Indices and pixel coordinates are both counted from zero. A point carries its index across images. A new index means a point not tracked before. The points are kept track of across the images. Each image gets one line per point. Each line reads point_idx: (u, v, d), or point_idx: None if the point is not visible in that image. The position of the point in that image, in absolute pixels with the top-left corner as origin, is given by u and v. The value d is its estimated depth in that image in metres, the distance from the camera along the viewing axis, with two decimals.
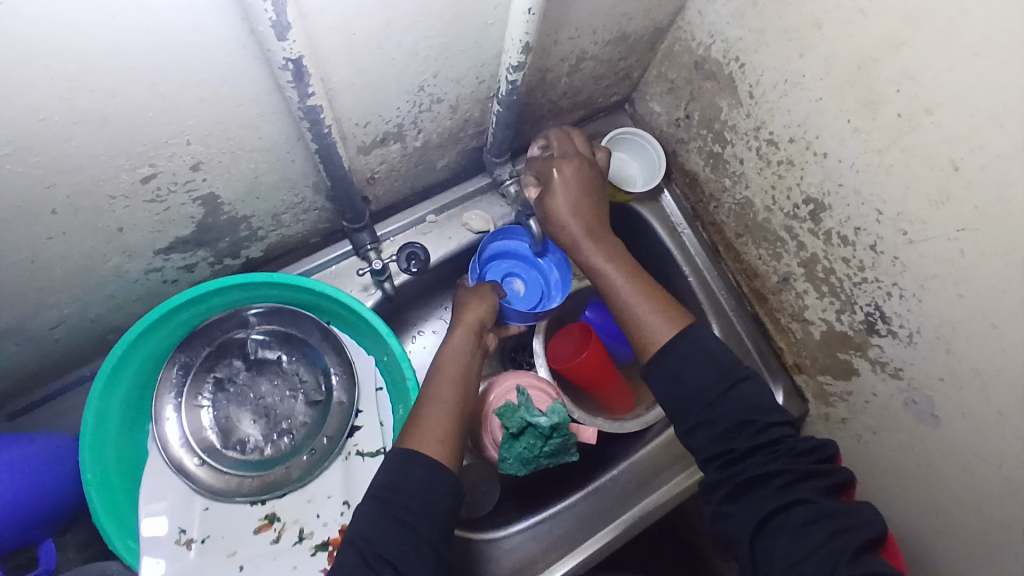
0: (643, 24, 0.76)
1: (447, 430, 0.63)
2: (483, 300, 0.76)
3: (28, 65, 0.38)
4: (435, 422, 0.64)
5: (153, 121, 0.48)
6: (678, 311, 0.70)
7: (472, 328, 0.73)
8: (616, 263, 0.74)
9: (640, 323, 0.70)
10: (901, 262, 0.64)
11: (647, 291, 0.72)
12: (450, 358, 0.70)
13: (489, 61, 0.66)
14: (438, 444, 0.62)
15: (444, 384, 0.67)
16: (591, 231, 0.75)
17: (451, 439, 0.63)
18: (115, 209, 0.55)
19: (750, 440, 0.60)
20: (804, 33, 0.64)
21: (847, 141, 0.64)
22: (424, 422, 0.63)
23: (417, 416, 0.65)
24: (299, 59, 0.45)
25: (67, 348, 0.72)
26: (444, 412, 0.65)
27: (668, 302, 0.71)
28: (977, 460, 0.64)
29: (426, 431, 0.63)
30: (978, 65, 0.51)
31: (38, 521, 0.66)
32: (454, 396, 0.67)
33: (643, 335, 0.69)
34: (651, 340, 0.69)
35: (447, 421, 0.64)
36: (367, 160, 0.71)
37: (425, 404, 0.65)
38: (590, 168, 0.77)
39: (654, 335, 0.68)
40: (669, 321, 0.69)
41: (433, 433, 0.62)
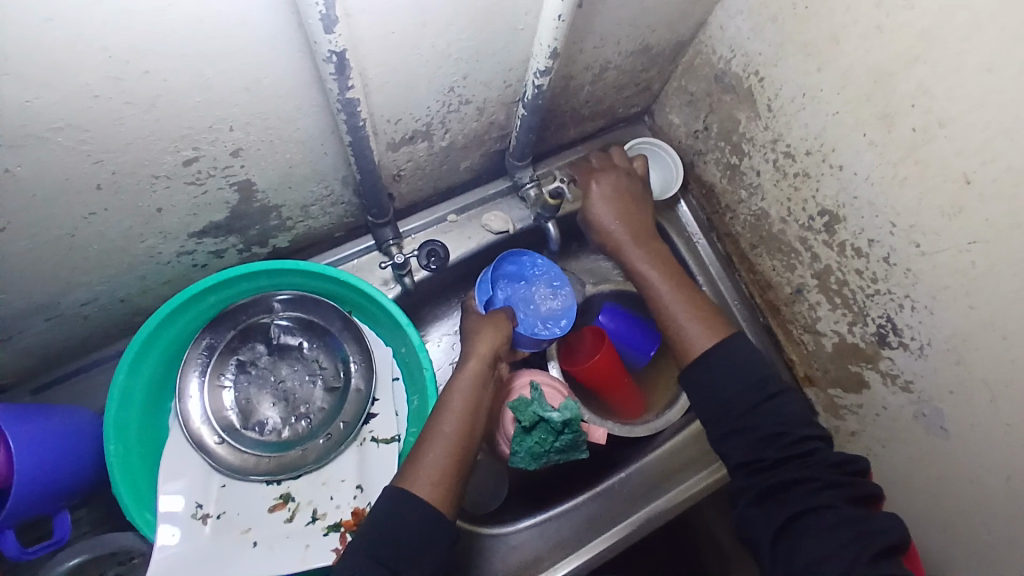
0: (665, 36, 0.78)
1: (446, 470, 0.62)
2: (499, 329, 0.74)
3: (85, 43, 0.40)
4: (434, 458, 0.63)
5: (198, 107, 0.51)
6: (720, 321, 0.73)
7: (485, 360, 0.71)
8: (661, 271, 0.78)
9: (678, 321, 0.74)
10: (913, 274, 0.65)
11: (692, 298, 0.76)
12: (460, 389, 0.68)
13: (517, 66, 0.69)
14: (432, 485, 0.61)
15: (448, 418, 0.66)
16: (637, 240, 0.81)
17: (450, 479, 0.62)
18: (156, 190, 0.58)
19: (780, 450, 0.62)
20: (822, 48, 0.66)
21: (863, 153, 0.66)
22: (423, 459, 0.63)
23: (419, 450, 0.64)
24: (342, 53, 0.48)
25: (95, 326, 0.74)
26: (444, 450, 0.64)
27: (704, 302, 0.75)
28: (989, 475, 0.64)
29: (423, 470, 0.62)
30: (991, 81, 0.52)
31: (55, 492, 0.66)
32: (457, 431, 0.65)
33: (682, 327, 0.73)
34: (689, 332, 0.72)
35: (448, 458, 0.63)
36: (394, 156, 0.73)
37: (428, 439, 0.65)
38: (628, 180, 0.86)
39: (690, 333, 0.72)
40: (709, 330, 0.72)
41: (430, 473, 0.62)
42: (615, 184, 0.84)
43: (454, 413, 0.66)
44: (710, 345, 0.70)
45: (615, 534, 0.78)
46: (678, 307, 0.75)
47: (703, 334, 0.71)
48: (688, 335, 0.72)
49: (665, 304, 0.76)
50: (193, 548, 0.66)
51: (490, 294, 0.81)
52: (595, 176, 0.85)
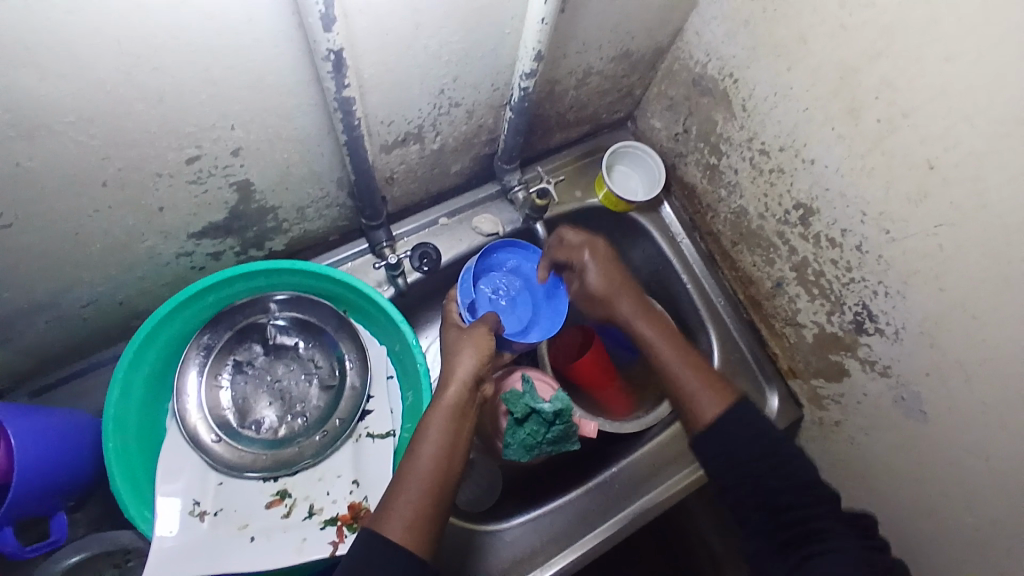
0: (645, 43, 0.83)
1: (420, 510, 0.59)
2: (477, 348, 0.69)
3: (101, 37, 0.43)
4: (407, 497, 0.59)
5: (203, 104, 0.53)
6: (723, 384, 0.69)
7: (465, 386, 0.66)
8: (666, 338, 0.75)
9: (687, 388, 0.70)
10: (885, 260, 0.69)
11: (698, 366, 0.71)
12: (435, 418, 0.64)
13: (504, 70, 0.72)
14: (406, 527, 0.57)
15: (423, 454, 0.62)
16: (641, 309, 0.78)
17: (424, 520, 0.58)
18: (158, 187, 0.60)
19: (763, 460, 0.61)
20: (791, 48, 0.70)
21: (832, 147, 0.70)
22: (395, 500, 0.59)
23: (393, 488, 0.61)
24: (340, 51, 0.50)
25: (93, 329, 0.75)
26: (418, 488, 0.60)
27: (708, 367, 0.71)
28: (968, 454, 0.66)
29: (396, 510, 0.58)
30: (948, 69, 0.56)
31: (53, 489, 0.67)
32: (433, 466, 0.61)
33: (689, 397, 0.69)
34: (700, 399, 0.68)
35: (422, 497, 0.59)
36: (388, 158, 0.76)
37: (403, 476, 0.61)
38: (615, 249, 0.83)
39: (702, 401, 0.68)
40: (716, 397, 0.67)
41: (402, 514, 0.58)
42: (608, 252, 0.81)
43: (429, 447, 0.62)
44: (722, 416, 0.66)
45: (610, 526, 0.80)
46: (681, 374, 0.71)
47: (714, 403, 0.67)
48: (696, 408, 0.68)
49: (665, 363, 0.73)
50: (190, 543, 0.67)
51: (472, 298, 0.81)
52: (588, 247, 0.80)
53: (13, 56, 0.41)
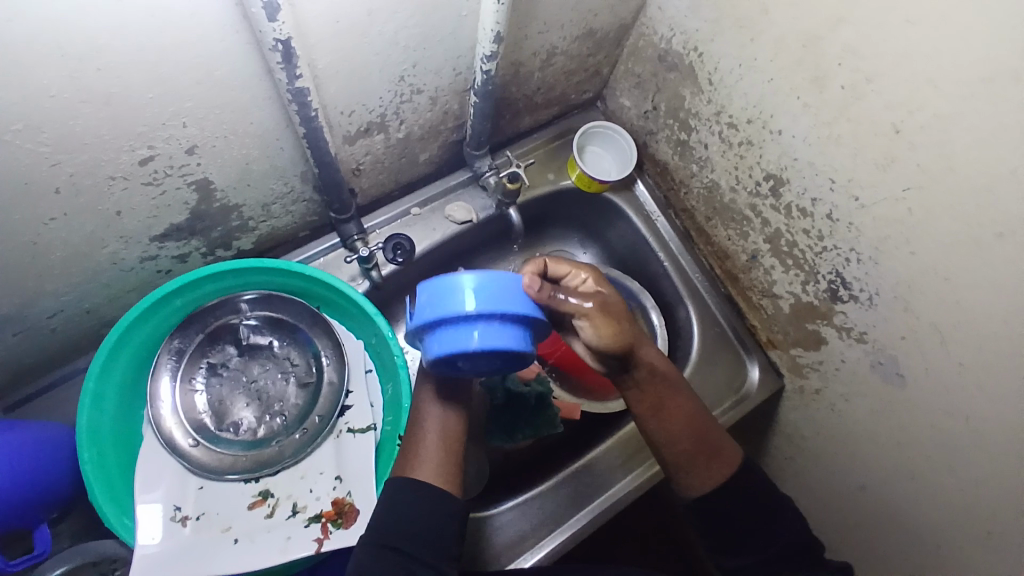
0: (609, 20, 0.82)
1: (443, 456, 0.62)
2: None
3: (38, 41, 0.41)
4: (428, 446, 0.62)
5: (153, 103, 0.52)
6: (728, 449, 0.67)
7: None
8: (672, 400, 0.69)
9: (690, 455, 0.66)
10: (856, 227, 0.69)
11: (699, 430, 0.68)
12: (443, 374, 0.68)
13: (465, 54, 0.71)
14: (432, 470, 0.60)
15: (434, 406, 0.65)
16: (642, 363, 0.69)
17: (446, 464, 0.62)
18: (114, 191, 0.59)
19: (751, 520, 0.63)
20: (754, 19, 0.69)
21: (799, 117, 0.70)
22: (417, 450, 0.62)
23: (409, 444, 0.64)
24: (288, 41, 0.49)
25: (63, 340, 0.74)
26: (437, 437, 0.63)
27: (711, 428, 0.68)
28: (945, 415, 0.66)
29: (420, 456, 0.61)
30: (910, 33, 0.56)
31: (34, 503, 0.66)
32: (444, 419, 0.65)
33: (682, 462, 0.66)
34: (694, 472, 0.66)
35: (442, 446, 0.63)
36: (352, 150, 0.75)
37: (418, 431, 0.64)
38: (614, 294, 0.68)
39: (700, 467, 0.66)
40: (722, 464, 0.66)
41: (427, 460, 0.61)
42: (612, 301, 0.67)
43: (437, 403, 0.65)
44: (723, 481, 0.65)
45: (597, 506, 0.80)
46: (688, 433, 0.67)
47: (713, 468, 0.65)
48: (689, 475, 0.66)
49: (670, 423, 0.68)
50: (175, 549, 0.67)
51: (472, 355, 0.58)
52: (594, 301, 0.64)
53: None
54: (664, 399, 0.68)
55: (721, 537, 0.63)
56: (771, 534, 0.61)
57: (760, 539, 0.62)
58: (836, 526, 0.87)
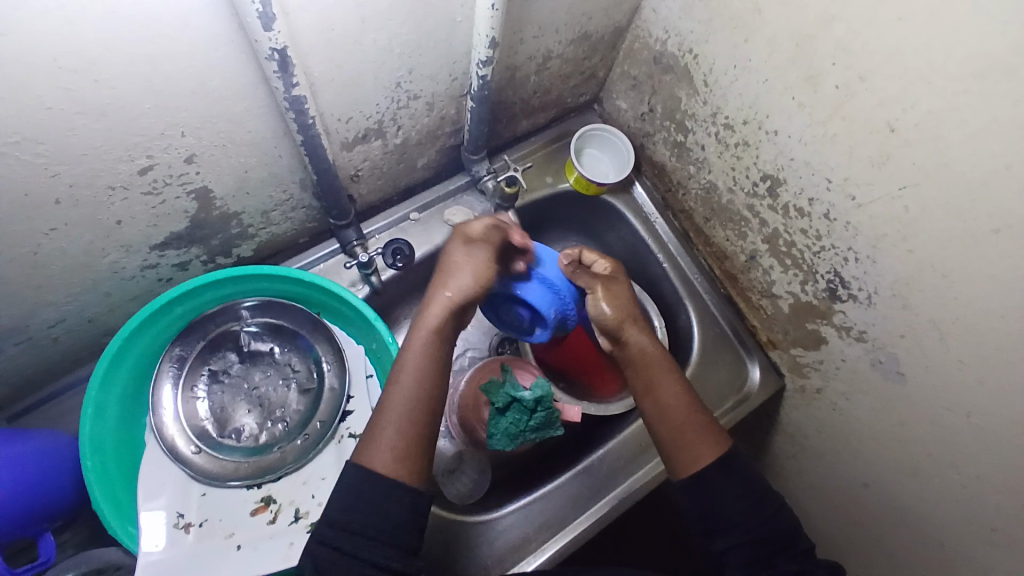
0: (603, 23, 0.82)
1: (406, 446, 0.60)
2: (478, 261, 0.67)
3: (34, 54, 0.42)
4: (392, 434, 0.61)
5: (149, 113, 0.52)
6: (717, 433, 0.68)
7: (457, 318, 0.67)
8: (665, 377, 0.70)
9: (682, 434, 0.67)
10: (853, 226, 0.69)
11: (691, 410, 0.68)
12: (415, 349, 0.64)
13: (460, 59, 0.71)
14: (391, 462, 0.59)
15: (398, 390, 0.63)
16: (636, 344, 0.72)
17: (407, 456, 0.60)
18: (113, 201, 0.59)
19: (754, 518, 0.62)
20: (747, 19, 0.70)
21: (794, 116, 0.70)
22: (379, 431, 0.61)
23: (373, 426, 0.62)
24: (284, 49, 0.50)
25: (65, 349, 0.74)
26: (399, 425, 0.61)
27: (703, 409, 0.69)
28: (945, 412, 0.66)
29: (381, 447, 0.60)
30: (902, 30, 0.56)
31: (39, 513, 0.66)
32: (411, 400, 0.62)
33: (681, 440, 0.67)
34: (688, 450, 0.66)
35: (406, 435, 0.61)
36: (350, 156, 0.75)
37: (383, 416, 0.62)
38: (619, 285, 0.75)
39: (693, 447, 0.66)
40: (711, 446, 0.66)
41: (387, 453, 0.59)
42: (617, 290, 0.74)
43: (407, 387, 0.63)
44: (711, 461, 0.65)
45: (599, 509, 0.80)
46: (682, 412, 0.68)
47: (705, 449, 0.66)
48: (685, 453, 0.66)
49: (666, 401, 0.69)
50: (179, 557, 0.67)
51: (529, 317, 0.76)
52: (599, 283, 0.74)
53: None
54: (659, 378, 0.70)
55: (709, 518, 0.63)
56: (761, 518, 0.62)
57: (751, 523, 0.61)
58: (841, 525, 0.87)
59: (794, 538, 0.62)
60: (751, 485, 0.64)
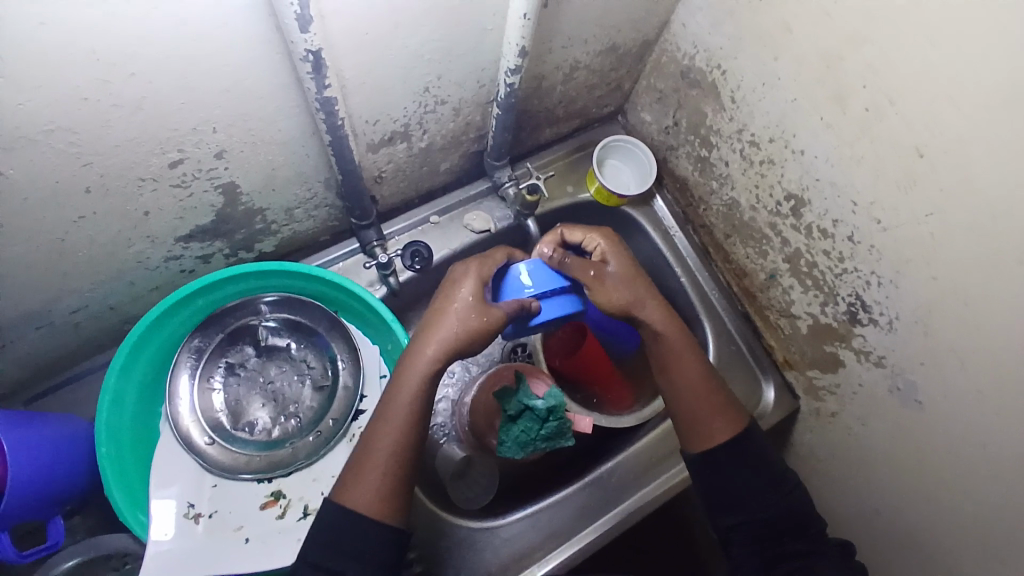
0: (631, 36, 0.82)
1: (390, 486, 0.61)
2: (472, 315, 0.64)
3: (75, 47, 0.43)
4: (376, 470, 0.61)
5: (182, 108, 0.53)
6: (734, 411, 0.71)
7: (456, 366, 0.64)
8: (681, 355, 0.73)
9: (699, 412, 0.70)
10: (877, 250, 0.68)
11: (707, 387, 0.71)
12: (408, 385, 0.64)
13: (489, 66, 0.72)
14: (373, 501, 0.60)
15: (387, 427, 0.63)
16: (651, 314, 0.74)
17: (391, 496, 0.61)
18: (142, 193, 0.60)
19: (769, 502, 0.66)
20: (777, 38, 0.69)
21: (820, 136, 0.70)
22: (366, 466, 0.61)
23: (359, 457, 0.63)
24: (318, 51, 0.50)
25: (87, 335, 0.76)
26: (385, 463, 0.61)
27: (719, 386, 0.72)
28: (963, 441, 0.65)
29: (365, 482, 0.61)
30: (932, 55, 0.56)
31: (51, 497, 0.67)
32: (400, 440, 0.62)
33: (697, 418, 0.70)
34: (707, 428, 0.70)
35: (391, 474, 0.61)
36: (375, 158, 0.76)
37: (370, 450, 0.62)
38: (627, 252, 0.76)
39: (712, 426, 0.70)
40: (727, 425, 0.70)
41: (370, 490, 0.60)
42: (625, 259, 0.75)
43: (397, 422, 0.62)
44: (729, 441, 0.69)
45: (606, 523, 0.79)
46: (698, 387, 0.71)
47: (722, 428, 0.69)
48: (703, 429, 0.70)
49: (682, 379, 0.72)
50: (187, 546, 0.68)
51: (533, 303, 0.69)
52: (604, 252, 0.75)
53: None
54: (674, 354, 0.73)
55: (722, 498, 0.67)
56: (775, 501, 0.66)
57: (763, 506, 0.66)
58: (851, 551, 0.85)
59: (808, 520, 0.66)
60: (772, 477, 0.67)
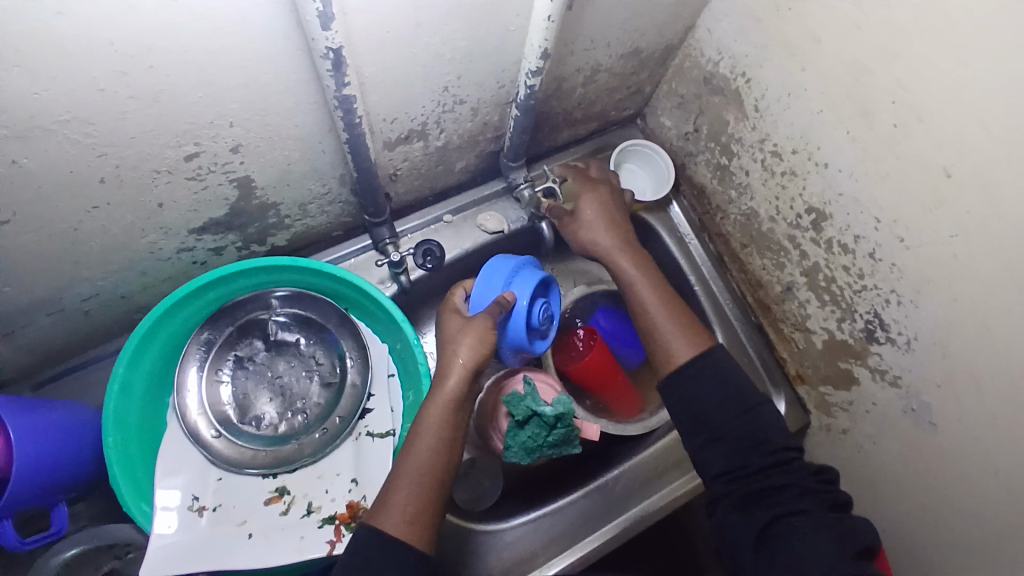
0: (654, 40, 0.81)
1: (418, 507, 0.60)
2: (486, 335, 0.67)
3: (91, 37, 0.43)
4: (404, 492, 0.61)
5: (200, 102, 0.53)
6: (701, 334, 0.73)
7: (465, 377, 0.66)
8: (647, 283, 0.78)
9: (662, 332, 0.73)
10: (898, 269, 0.67)
11: (672, 312, 0.75)
12: (434, 409, 0.65)
13: (510, 67, 0.71)
14: (403, 523, 0.59)
15: (415, 448, 0.63)
16: (624, 250, 0.80)
17: (420, 517, 0.60)
18: (157, 184, 0.60)
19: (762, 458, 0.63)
20: (804, 48, 0.68)
21: (845, 150, 0.68)
22: (394, 490, 0.61)
23: (387, 484, 0.62)
24: (339, 49, 0.50)
25: (97, 323, 0.76)
26: (413, 484, 0.61)
27: (686, 314, 0.75)
28: (977, 467, 0.64)
29: (393, 505, 0.60)
30: (964, 74, 0.54)
31: (55, 484, 0.67)
32: (428, 459, 0.63)
33: (659, 337, 0.73)
34: (668, 346, 0.72)
35: (419, 495, 0.61)
36: (391, 156, 0.75)
37: (399, 474, 0.62)
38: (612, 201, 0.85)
39: (673, 343, 0.72)
40: (690, 344, 0.71)
41: (399, 512, 0.60)
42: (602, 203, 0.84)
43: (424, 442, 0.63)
44: (691, 358, 0.70)
45: (610, 530, 0.78)
46: (660, 311, 0.75)
47: (684, 345, 0.71)
48: (666, 348, 0.72)
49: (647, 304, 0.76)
50: (190, 540, 0.67)
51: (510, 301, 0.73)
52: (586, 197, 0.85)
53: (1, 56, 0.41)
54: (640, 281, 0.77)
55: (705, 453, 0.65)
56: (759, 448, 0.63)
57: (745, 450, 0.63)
58: None
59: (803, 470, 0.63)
60: (765, 434, 0.64)
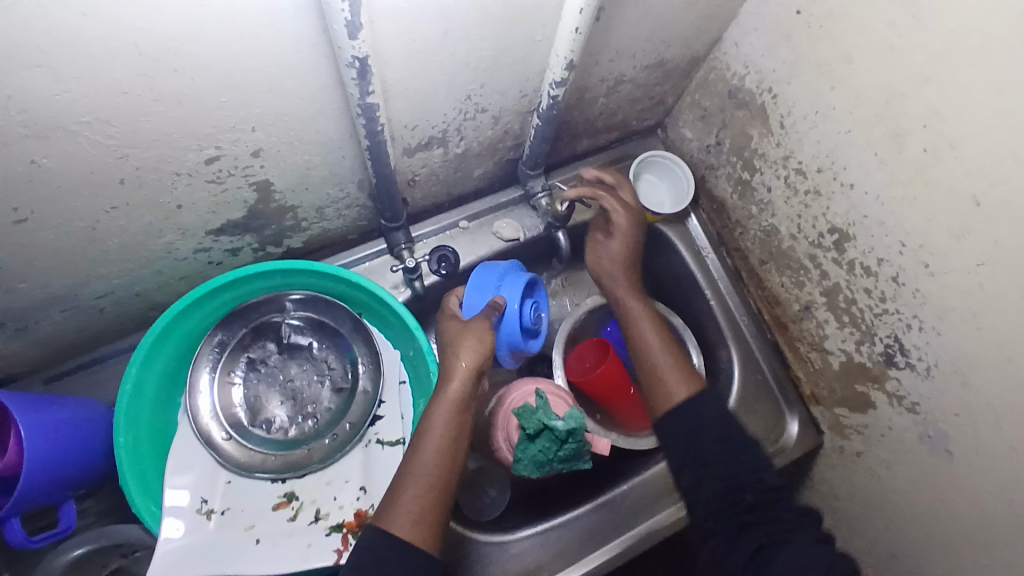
0: (680, 52, 0.80)
1: (425, 508, 0.60)
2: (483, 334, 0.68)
3: (117, 40, 0.42)
4: (411, 493, 0.61)
5: (223, 106, 0.53)
6: (695, 375, 0.77)
7: (468, 379, 0.66)
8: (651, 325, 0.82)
9: (660, 370, 0.78)
10: (921, 295, 0.65)
11: (672, 353, 0.79)
12: (438, 410, 0.65)
13: (534, 77, 0.70)
14: (410, 524, 0.59)
15: (419, 449, 0.63)
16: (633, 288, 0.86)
17: (427, 518, 0.60)
18: (176, 186, 0.60)
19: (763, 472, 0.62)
20: (835, 66, 0.67)
21: (872, 172, 0.67)
22: (401, 491, 0.61)
23: (393, 487, 0.62)
24: (365, 58, 0.49)
25: (111, 320, 0.76)
26: (420, 484, 0.61)
27: (683, 356, 0.80)
28: (995, 500, 0.62)
29: (400, 506, 0.60)
30: (1000, 102, 0.53)
31: (64, 481, 0.67)
32: (434, 460, 0.62)
33: (657, 373, 0.78)
34: (665, 383, 0.76)
35: (426, 496, 0.61)
36: (410, 162, 0.74)
37: (405, 475, 0.62)
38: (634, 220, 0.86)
39: (670, 381, 0.76)
40: (686, 383, 0.76)
41: (406, 513, 0.59)
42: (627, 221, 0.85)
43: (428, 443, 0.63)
44: (686, 397, 0.74)
45: (614, 546, 0.78)
46: (659, 349, 0.80)
47: (681, 384, 0.75)
48: (663, 383, 0.76)
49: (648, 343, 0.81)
50: (198, 543, 0.67)
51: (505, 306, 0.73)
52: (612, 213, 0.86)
53: (26, 57, 0.40)
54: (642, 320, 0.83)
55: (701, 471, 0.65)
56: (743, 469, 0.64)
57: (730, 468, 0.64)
58: None
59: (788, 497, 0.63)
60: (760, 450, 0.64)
